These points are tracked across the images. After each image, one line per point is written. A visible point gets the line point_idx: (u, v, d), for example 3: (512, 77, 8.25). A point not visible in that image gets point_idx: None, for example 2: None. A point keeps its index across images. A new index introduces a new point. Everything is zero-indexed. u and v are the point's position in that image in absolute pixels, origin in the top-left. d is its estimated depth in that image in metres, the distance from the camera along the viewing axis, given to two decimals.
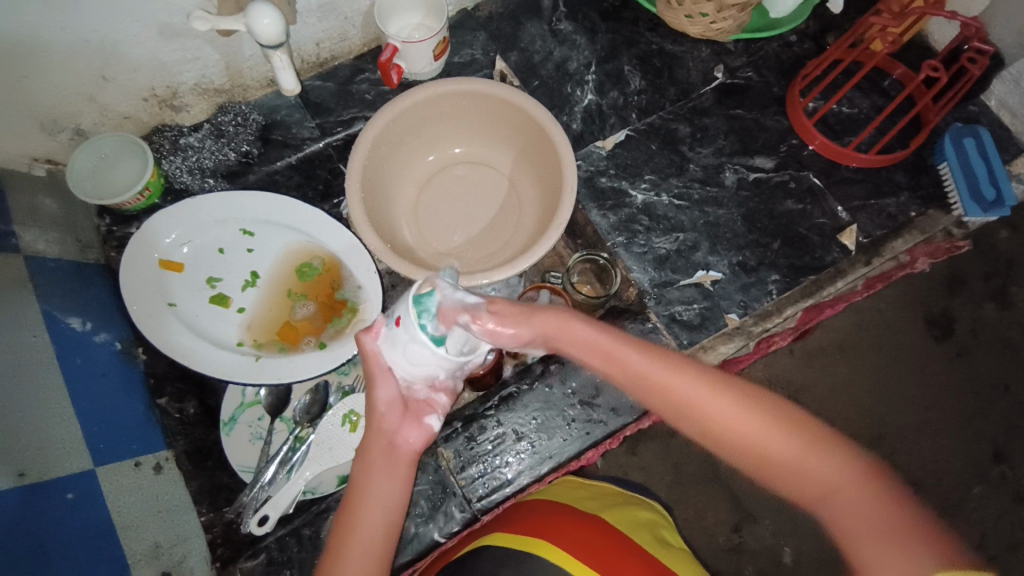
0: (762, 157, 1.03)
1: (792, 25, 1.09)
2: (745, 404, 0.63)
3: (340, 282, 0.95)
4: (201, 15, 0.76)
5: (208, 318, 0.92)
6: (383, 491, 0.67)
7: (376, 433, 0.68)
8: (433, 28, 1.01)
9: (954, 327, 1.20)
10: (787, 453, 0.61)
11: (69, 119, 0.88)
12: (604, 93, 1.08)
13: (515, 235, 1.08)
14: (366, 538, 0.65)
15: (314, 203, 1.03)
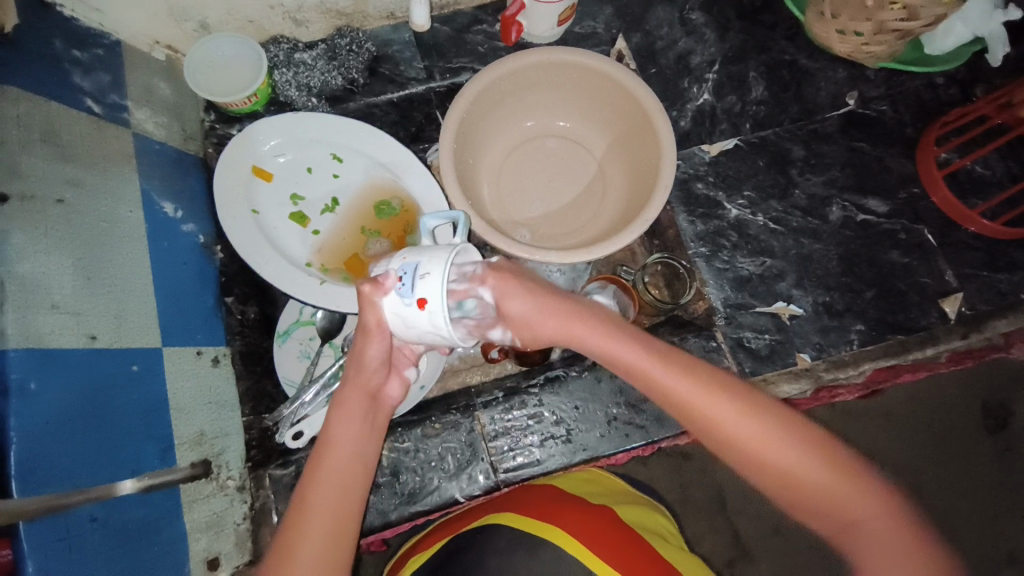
0: (876, 199, 0.96)
1: (944, 66, 1.00)
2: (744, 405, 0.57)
3: (415, 227, 0.96)
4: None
5: (285, 232, 0.94)
6: (354, 446, 0.62)
7: (350, 392, 0.63)
8: None
9: (1010, 421, 1.11)
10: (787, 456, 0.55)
11: (198, 10, 0.90)
12: (722, 95, 1.02)
13: (593, 222, 1.05)
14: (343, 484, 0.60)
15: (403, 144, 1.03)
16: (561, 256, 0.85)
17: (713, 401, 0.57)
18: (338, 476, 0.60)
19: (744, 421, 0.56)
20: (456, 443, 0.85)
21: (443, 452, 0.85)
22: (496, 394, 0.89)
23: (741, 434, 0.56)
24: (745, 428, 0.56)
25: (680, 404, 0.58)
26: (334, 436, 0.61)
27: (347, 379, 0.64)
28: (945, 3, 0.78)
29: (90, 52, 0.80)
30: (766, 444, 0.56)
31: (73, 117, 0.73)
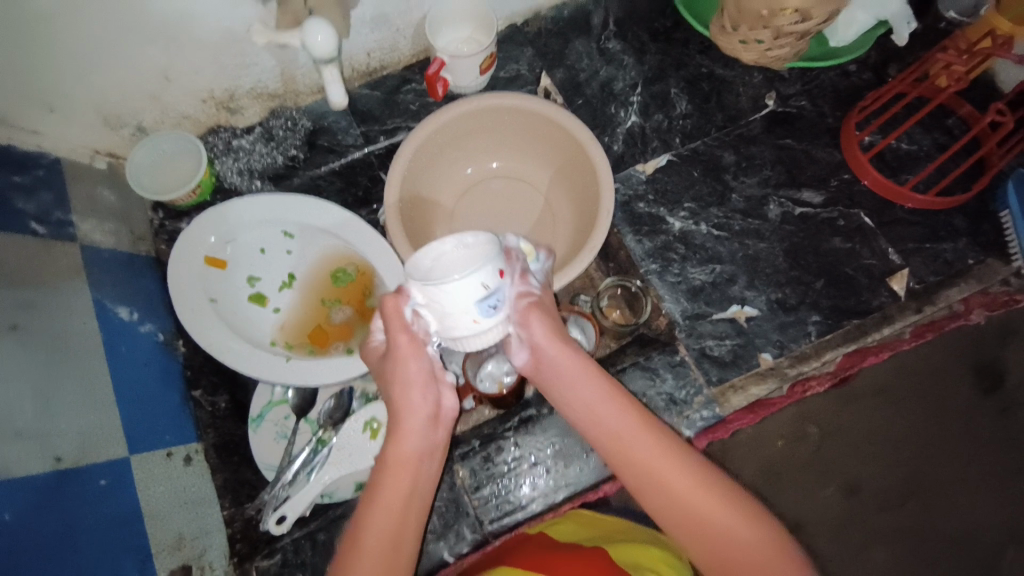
0: (809, 191, 0.99)
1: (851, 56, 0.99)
2: (734, 511, 0.59)
3: (373, 289, 0.98)
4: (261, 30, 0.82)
5: (245, 315, 0.95)
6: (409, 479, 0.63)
7: (400, 441, 0.64)
8: (482, 42, 1.00)
9: (1003, 382, 1.13)
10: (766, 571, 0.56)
11: (131, 116, 0.91)
12: (649, 115, 1.06)
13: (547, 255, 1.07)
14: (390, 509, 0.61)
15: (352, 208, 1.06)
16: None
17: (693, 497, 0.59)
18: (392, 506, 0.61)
19: (727, 523, 0.58)
20: (440, 501, 0.85)
21: (428, 513, 0.84)
22: (471, 444, 0.88)
23: (712, 521, 0.58)
24: (684, 482, 0.60)
25: (633, 459, 0.62)
26: (372, 510, 0.61)
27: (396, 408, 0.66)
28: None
29: (30, 175, 0.82)
30: (744, 550, 0.57)
31: (16, 242, 0.74)
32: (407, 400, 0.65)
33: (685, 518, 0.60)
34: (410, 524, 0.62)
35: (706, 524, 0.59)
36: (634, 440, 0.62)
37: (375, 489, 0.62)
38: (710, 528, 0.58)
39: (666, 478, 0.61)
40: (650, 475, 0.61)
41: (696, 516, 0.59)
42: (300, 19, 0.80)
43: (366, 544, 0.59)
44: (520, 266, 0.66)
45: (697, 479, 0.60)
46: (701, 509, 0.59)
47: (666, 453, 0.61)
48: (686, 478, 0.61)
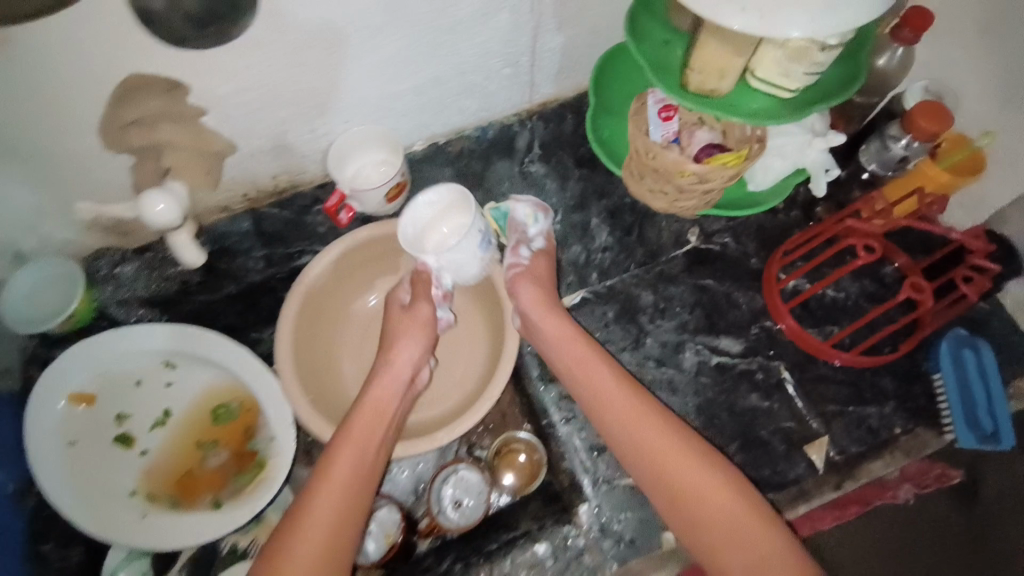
0: (728, 338, 0.93)
1: (771, 200, 0.94)
2: (685, 447, 0.76)
3: (253, 431, 0.93)
4: (86, 204, 0.84)
5: (110, 458, 0.91)
6: (356, 464, 0.78)
7: (371, 401, 0.83)
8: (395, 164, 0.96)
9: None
10: (699, 481, 0.74)
11: (7, 245, 0.85)
12: (567, 246, 1.01)
13: (463, 380, 1.03)
14: (343, 475, 0.76)
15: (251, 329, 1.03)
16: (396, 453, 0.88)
17: (663, 438, 0.77)
18: (344, 478, 0.76)
19: (674, 444, 0.77)
20: None
21: None
22: None
23: (666, 445, 0.77)
24: (662, 442, 0.77)
25: (613, 408, 0.81)
26: (343, 444, 0.79)
27: (361, 405, 0.83)
28: (731, 164, 0.76)
29: None
30: (693, 470, 0.75)
31: None
32: (403, 338, 0.89)
33: (647, 462, 0.77)
34: (372, 444, 0.80)
35: (662, 454, 0.76)
36: (614, 398, 0.81)
37: (343, 435, 0.80)
38: (672, 473, 0.75)
39: (645, 431, 0.78)
40: (630, 413, 0.80)
41: (659, 454, 0.77)
42: (158, 177, 0.80)
43: (319, 505, 0.74)
44: (518, 238, 0.95)
45: (660, 434, 0.78)
46: (659, 447, 0.77)
47: (642, 401, 0.80)
48: (651, 425, 0.78)
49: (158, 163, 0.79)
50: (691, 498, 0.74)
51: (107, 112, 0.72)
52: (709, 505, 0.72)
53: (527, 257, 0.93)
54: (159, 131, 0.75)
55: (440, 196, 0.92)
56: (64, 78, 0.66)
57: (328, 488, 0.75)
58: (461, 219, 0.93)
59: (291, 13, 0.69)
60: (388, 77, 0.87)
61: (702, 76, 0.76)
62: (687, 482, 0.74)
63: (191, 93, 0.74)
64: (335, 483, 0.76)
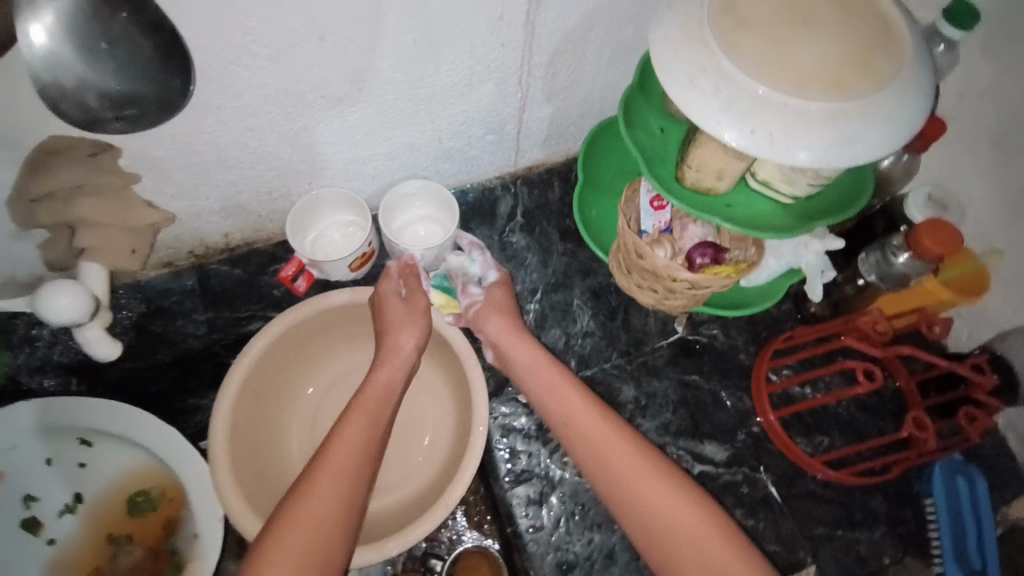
0: (713, 444, 0.86)
1: (761, 302, 0.87)
2: (664, 474, 0.69)
3: (177, 524, 0.79)
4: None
5: (8, 550, 0.77)
6: (357, 443, 0.71)
7: (374, 380, 0.78)
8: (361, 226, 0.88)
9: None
10: (679, 514, 0.66)
11: None
12: (545, 328, 0.93)
13: (423, 466, 0.93)
14: (339, 457, 0.69)
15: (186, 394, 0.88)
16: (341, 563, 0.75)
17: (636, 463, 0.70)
18: (343, 462, 0.68)
19: (649, 475, 0.69)
20: None
21: None
22: None
23: (642, 474, 0.69)
24: (637, 468, 0.69)
25: (595, 438, 0.72)
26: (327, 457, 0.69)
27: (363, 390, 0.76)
28: (728, 276, 0.71)
29: None
30: (670, 500, 0.67)
31: None
32: (399, 328, 0.81)
33: (631, 501, 0.68)
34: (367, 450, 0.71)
35: (635, 484, 0.69)
36: (597, 429, 0.73)
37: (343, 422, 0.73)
38: (648, 498, 0.67)
39: (617, 457, 0.71)
40: (601, 443, 0.72)
41: (632, 481, 0.69)
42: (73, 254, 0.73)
43: (319, 483, 0.66)
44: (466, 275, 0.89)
45: (654, 469, 0.69)
46: (631, 476, 0.69)
47: (615, 428, 0.73)
48: (641, 458, 0.70)
49: (71, 242, 0.72)
50: (665, 529, 0.66)
51: (13, 185, 0.66)
52: (706, 547, 0.64)
53: (480, 294, 0.87)
54: (72, 203, 0.67)
55: (423, 205, 0.91)
56: None
57: (303, 513, 0.64)
58: (444, 222, 0.91)
59: (240, 81, 0.62)
60: (356, 143, 0.79)
61: (699, 174, 0.70)
62: (664, 512, 0.66)
63: (123, 155, 0.67)
64: (332, 468, 0.68)
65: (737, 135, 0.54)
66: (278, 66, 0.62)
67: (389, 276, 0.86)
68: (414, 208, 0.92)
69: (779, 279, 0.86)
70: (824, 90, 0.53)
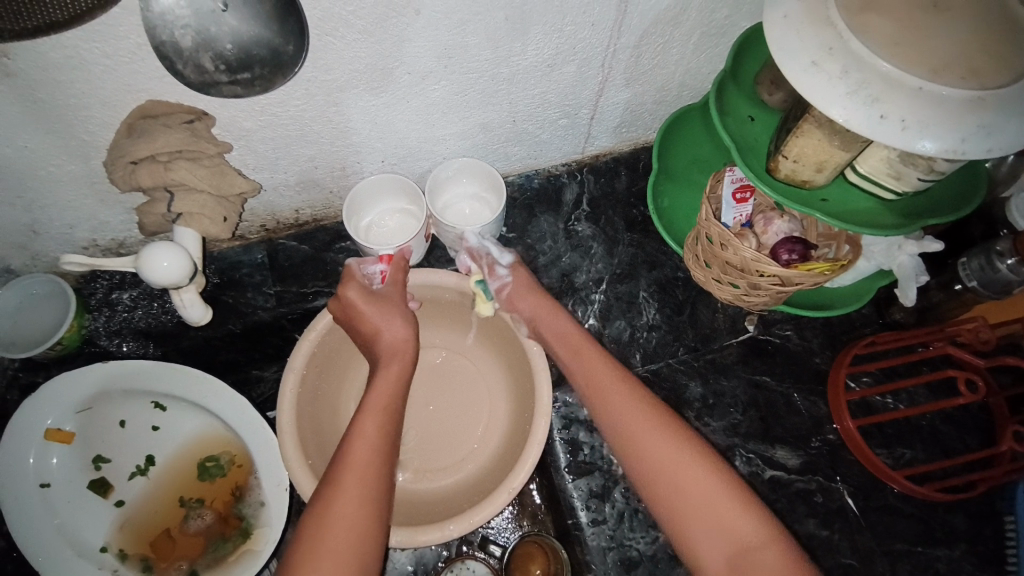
0: (784, 448, 0.82)
1: (846, 306, 0.83)
2: (672, 433, 0.68)
3: (243, 492, 0.81)
4: (78, 258, 0.77)
5: (80, 509, 0.78)
6: (382, 405, 0.73)
7: (392, 343, 0.80)
8: (413, 212, 0.88)
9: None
10: (682, 471, 0.65)
11: None
12: (609, 319, 0.91)
13: (478, 452, 0.92)
14: (372, 420, 0.71)
15: (258, 366, 0.91)
16: (406, 540, 0.75)
17: (640, 420, 0.70)
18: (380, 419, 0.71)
19: (654, 431, 0.68)
20: None
21: None
22: None
23: (647, 431, 0.69)
24: (644, 421, 0.70)
25: (610, 400, 0.73)
26: (361, 426, 0.70)
27: (386, 359, 0.79)
28: (822, 273, 0.66)
29: None
30: (674, 459, 0.66)
31: None
32: (384, 318, 0.80)
33: (640, 452, 0.68)
34: (389, 421, 0.72)
35: (642, 441, 0.68)
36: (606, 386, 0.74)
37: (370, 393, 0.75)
38: (661, 458, 0.66)
39: (625, 414, 0.71)
40: (612, 405, 0.73)
41: (636, 437, 0.69)
42: (165, 222, 0.75)
43: (356, 445, 0.68)
44: (489, 260, 0.86)
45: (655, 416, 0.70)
46: (640, 432, 0.69)
47: (631, 391, 0.73)
48: (645, 408, 0.71)
49: (166, 211, 0.73)
50: (673, 487, 0.65)
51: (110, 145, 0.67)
52: (712, 503, 0.63)
53: (508, 274, 0.86)
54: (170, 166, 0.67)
55: (472, 185, 0.89)
56: (75, 97, 0.60)
57: (345, 472, 0.65)
58: (492, 202, 0.88)
59: (334, 53, 0.62)
60: (433, 122, 0.79)
61: (795, 166, 0.66)
62: (671, 470, 0.65)
63: (216, 124, 0.68)
64: (370, 430, 0.70)
65: (864, 119, 0.51)
66: (372, 40, 0.62)
67: (351, 274, 0.82)
68: (461, 188, 0.89)
69: (868, 277, 0.82)
70: (961, 78, 0.49)
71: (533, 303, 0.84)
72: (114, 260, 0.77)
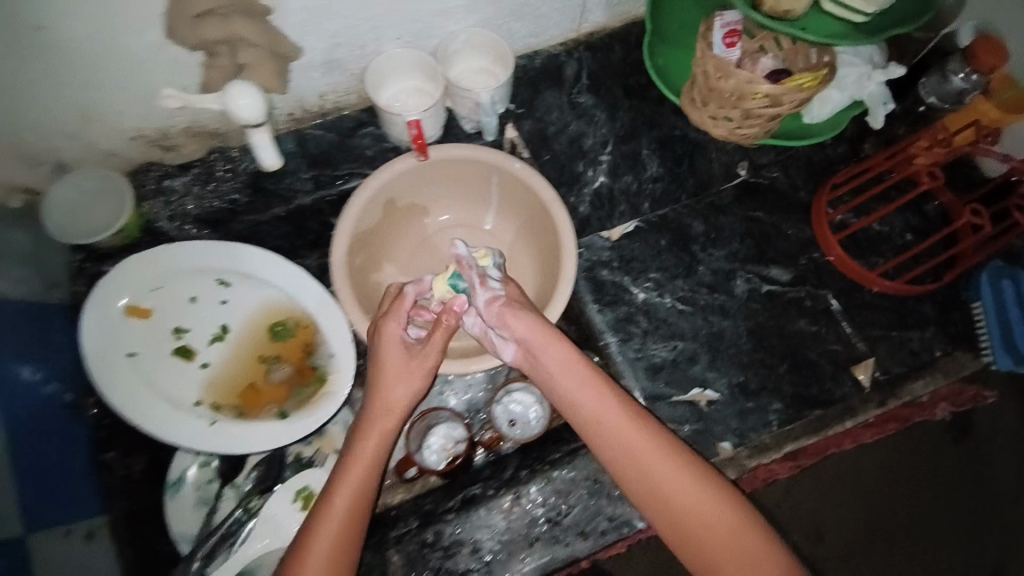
0: (777, 267, 0.96)
1: (823, 134, 0.98)
2: (666, 455, 0.69)
3: (313, 347, 0.92)
4: (172, 95, 0.81)
5: (170, 372, 0.89)
6: (373, 458, 0.72)
7: (383, 395, 0.75)
8: (428, 85, 0.94)
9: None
10: (679, 493, 0.67)
11: (48, 154, 0.83)
12: (618, 176, 1.01)
13: None
14: (357, 466, 0.71)
15: (300, 252, 1.04)
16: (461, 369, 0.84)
17: (631, 438, 0.69)
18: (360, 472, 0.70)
19: (650, 450, 0.69)
20: None
21: None
22: (409, 527, 0.84)
23: (641, 448, 0.69)
24: (639, 448, 0.69)
25: (597, 415, 0.71)
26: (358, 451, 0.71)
27: (376, 406, 0.75)
28: (805, 87, 0.75)
29: None
30: (671, 479, 0.68)
31: None
32: (398, 373, 0.76)
33: (642, 497, 0.68)
34: (374, 469, 0.71)
35: (639, 458, 0.69)
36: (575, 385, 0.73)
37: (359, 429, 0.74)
38: (662, 486, 0.67)
39: (615, 427, 0.70)
40: (597, 419, 0.71)
41: (632, 450, 0.69)
42: (229, 75, 0.78)
43: (336, 502, 0.68)
44: (477, 276, 0.80)
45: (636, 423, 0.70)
46: (641, 454, 0.69)
47: (615, 397, 0.72)
48: (615, 408, 0.71)
49: (230, 62, 0.76)
50: (675, 509, 0.67)
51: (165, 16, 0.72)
52: (712, 520, 0.65)
53: (500, 286, 0.80)
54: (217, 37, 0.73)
55: (480, 58, 0.96)
56: None
57: (320, 526, 0.67)
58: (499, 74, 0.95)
59: None
60: None
61: None
62: (673, 502, 0.67)
63: None
64: (349, 481, 0.69)
65: None
66: None
67: (402, 303, 0.78)
68: (471, 61, 0.96)
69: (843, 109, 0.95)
70: None
71: (513, 303, 0.78)
72: (201, 99, 0.82)
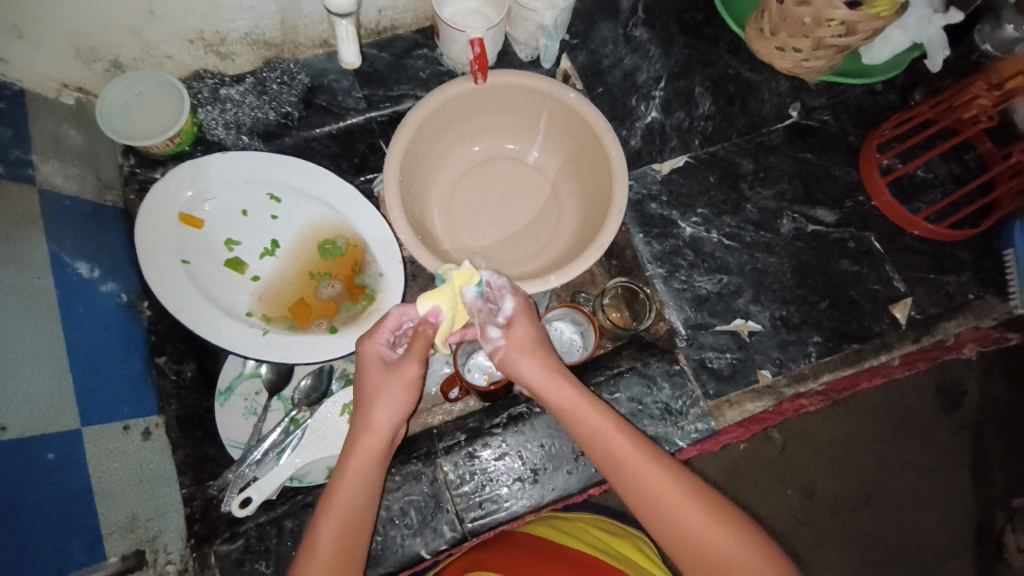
0: (824, 209, 0.97)
1: (882, 76, 1.00)
2: (683, 489, 0.67)
3: (363, 266, 0.91)
4: None
5: (221, 281, 0.88)
6: (355, 496, 0.68)
7: (360, 435, 0.69)
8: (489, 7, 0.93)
9: (969, 395, 1.12)
10: (697, 531, 0.65)
11: (107, 49, 0.82)
12: (670, 112, 1.00)
13: (552, 242, 1.03)
14: (343, 508, 0.67)
15: (346, 175, 0.99)
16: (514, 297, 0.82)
17: (648, 474, 0.67)
18: (349, 511, 0.67)
19: (663, 488, 0.67)
20: (418, 494, 0.83)
21: (405, 507, 0.82)
22: (458, 439, 0.87)
23: (655, 485, 0.67)
24: (656, 486, 0.67)
25: (613, 448, 0.68)
26: (344, 472, 0.68)
27: (352, 446, 0.69)
28: (882, 15, 0.76)
29: None
30: (690, 516, 0.65)
31: None
32: (371, 409, 0.69)
33: (659, 532, 0.66)
34: (361, 506, 0.68)
35: (654, 495, 0.66)
36: (602, 430, 0.69)
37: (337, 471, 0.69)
38: (679, 522, 0.66)
39: (630, 461, 0.68)
40: (615, 453, 0.68)
41: (648, 487, 0.67)
42: None
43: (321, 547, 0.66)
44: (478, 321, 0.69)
45: (664, 475, 0.67)
46: (658, 494, 0.66)
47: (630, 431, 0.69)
48: (631, 439, 0.69)
49: None
50: (694, 547, 0.65)
51: None
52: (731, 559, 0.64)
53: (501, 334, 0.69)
54: None
55: None
56: None
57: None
58: None
59: None
60: None
61: None
62: (691, 536, 0.65)
63: None
64: (334, 524, 0.66)
65: None
66: None
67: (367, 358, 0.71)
68: None
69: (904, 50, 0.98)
70: None
71: (516, 353, 0.69)
72: None
